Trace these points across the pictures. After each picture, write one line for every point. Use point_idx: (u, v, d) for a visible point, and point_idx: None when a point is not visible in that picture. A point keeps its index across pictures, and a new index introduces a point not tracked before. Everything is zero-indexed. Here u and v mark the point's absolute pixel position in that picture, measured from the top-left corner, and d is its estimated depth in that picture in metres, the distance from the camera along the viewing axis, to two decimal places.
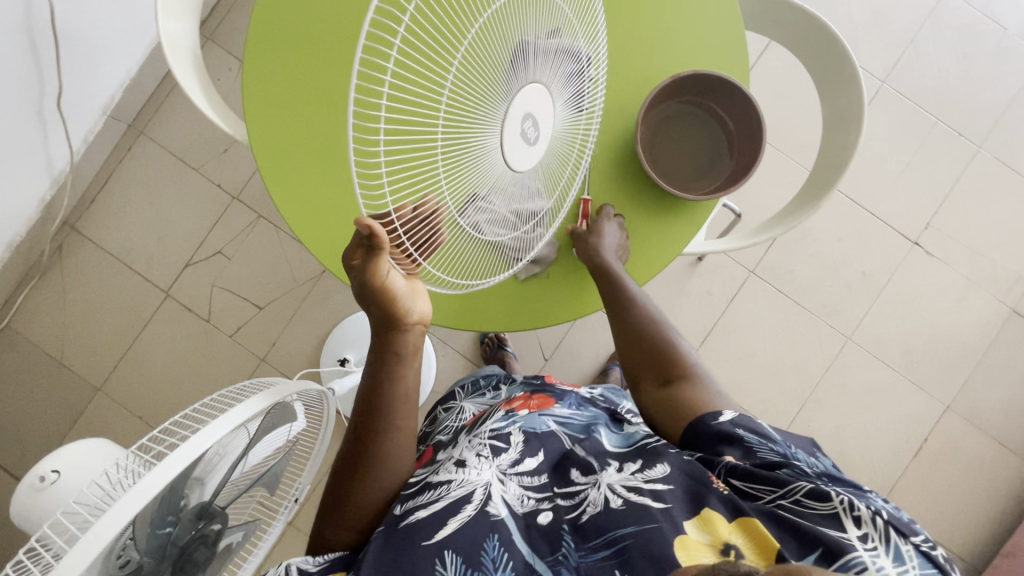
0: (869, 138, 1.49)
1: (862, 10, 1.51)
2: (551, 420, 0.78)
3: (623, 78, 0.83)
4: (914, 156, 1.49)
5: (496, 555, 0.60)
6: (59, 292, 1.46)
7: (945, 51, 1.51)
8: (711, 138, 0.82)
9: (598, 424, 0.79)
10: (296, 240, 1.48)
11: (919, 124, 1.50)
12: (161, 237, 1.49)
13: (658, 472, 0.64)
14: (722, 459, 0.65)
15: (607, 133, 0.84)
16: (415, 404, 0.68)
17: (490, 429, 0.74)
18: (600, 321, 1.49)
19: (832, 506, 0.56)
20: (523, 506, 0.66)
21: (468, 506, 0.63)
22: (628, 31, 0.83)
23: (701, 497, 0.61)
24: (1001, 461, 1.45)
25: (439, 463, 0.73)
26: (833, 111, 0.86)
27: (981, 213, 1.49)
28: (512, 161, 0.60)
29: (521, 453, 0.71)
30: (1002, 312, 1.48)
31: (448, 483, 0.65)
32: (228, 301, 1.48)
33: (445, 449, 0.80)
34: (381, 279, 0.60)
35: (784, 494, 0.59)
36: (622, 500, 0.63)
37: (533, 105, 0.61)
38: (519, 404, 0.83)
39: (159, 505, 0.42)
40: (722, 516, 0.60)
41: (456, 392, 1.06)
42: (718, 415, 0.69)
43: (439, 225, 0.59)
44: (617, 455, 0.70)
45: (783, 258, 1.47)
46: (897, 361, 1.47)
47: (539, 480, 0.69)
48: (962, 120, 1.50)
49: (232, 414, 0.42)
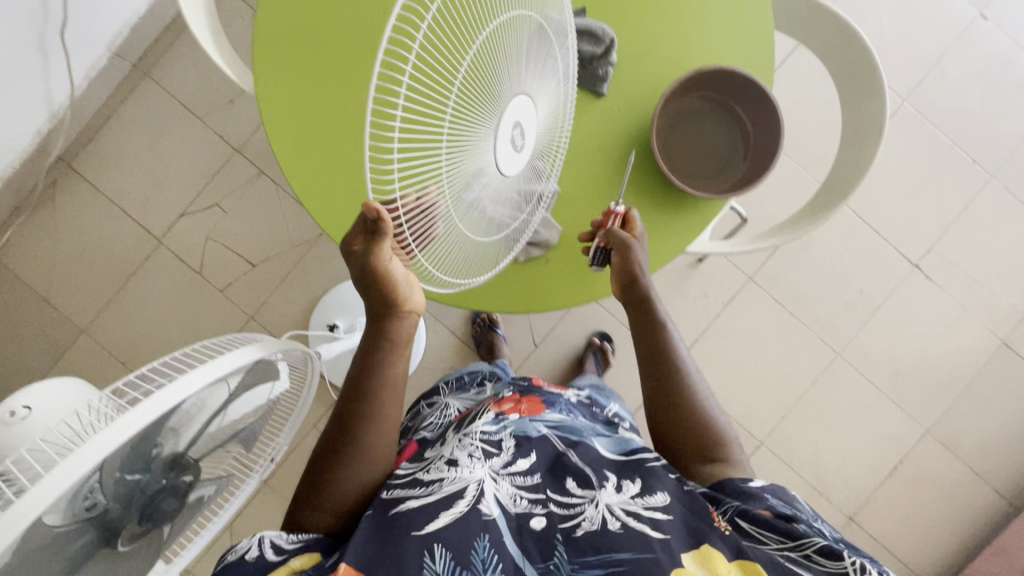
0: (882, 157, 1.48)
1: (892, 25, 1.49)
2: (541, 424, 0.78)
3: (644, 67, 0.82)
4: (926, 179, 1.48)
5: (486, 556, 0.58)
6: (50, 229, 1.44)
7: (970, 75, 1.49)
8: (730, 139, 0.81)
9: (590, 433, 0.78)
10: (296, 201, 1.45)
11: (935, 146, 1.48)
12: (158, 183, 1.46)
13: (659, 501, 0.62)
14: (731, 500, 0.62)
15: (620, 124, 0.82)
16: (401, 393, 0.70)
17: (482, 432, 0.74)
18: (593, 313, 1.49)
19: (842, 566, 0.53)
20: (516, 506, 0.65)
21: (461, 502, 0.63)
22: (652, 20, 0.82)
23: (700, 533, 0.59)
24: (973, 489, 1.47)
25: (430, 460, 0.73)
26: (852, 125, 0.84)
27: (984, 243, 1.49)
28: (503, 166, 0.60)
29: (513, 455, 0.71)
30: (993, 343, 1.48)
31: (439, 480, 0.66)
32: (222, 256, 1.46)
33: (434, 445, 0.80)
34: (383, 262, 0.61)
35: (794, 548, 0.56)
36: (620, 523, 0.61)
37: (522, 115, 0.61)
38: (509, 407, 0.82)
39: (130, 450, 0.41)
40: (722, 555, 0.57)
41: (441, 388, 1.06)
42: (750, 479, 0.65)
43: (437, 218, 0.57)
44: (614, 467, 0.70)
45: (783, 268, 1.47)
46: (883, 381, 1.47)
47: (531, 481, 0.68)
48: (978, 147, 1.49)
49: (212, 365, 0.41)
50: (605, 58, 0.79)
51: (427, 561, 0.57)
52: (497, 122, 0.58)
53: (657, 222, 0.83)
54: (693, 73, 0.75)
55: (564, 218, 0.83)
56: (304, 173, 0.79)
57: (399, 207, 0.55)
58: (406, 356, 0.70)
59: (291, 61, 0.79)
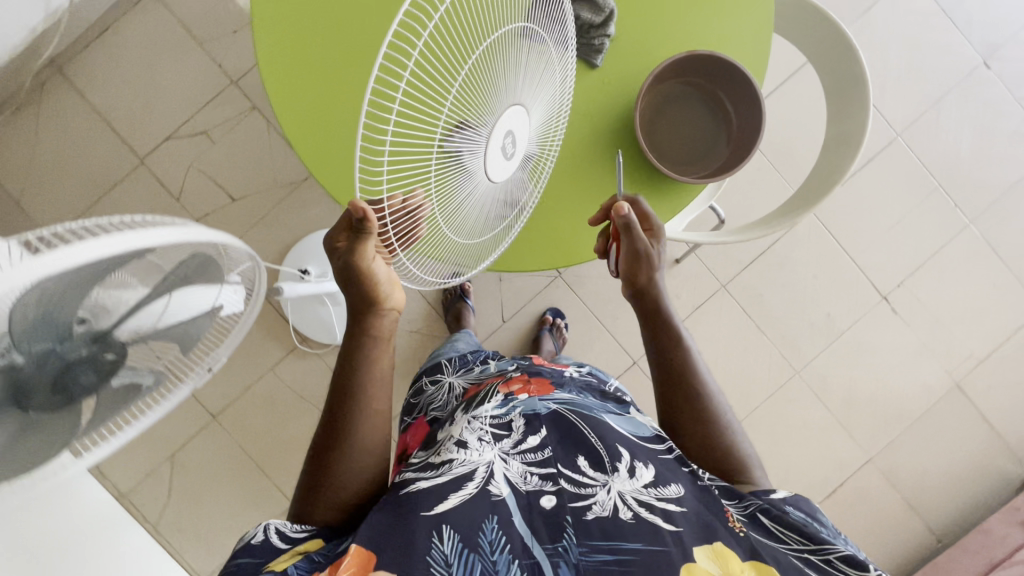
0: (869, 187, 1.50)
1: (898, 59, 1.51)
2: (552, 402, 0.76)
3: (647, 50, 0.82)
4: (906, 215, 1.51)
5: (493, 538, 0.58)
6: (32, 131, 1.41)
7: (965, 120, 1.52)
8: (711, 125, 0.82)
9: (603, 411, 0.76)
10: (285, 142, 1.44)
11: (920, 183, 1.51)
12: (148, 102, 1.44)
13: (673, 493, 0.62)
14: (754, 497, 0.62)
15: (607, 98, 0.83)
16: (390, 387, 0.68)
17: (491, 415, 0.73)
18: (566, 298, 1.50)
19: None
20: (526, 484, 0.64)
21: (469, 484, 0.62)
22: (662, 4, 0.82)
23: (713, 528, 0.58)
24: (905, 521, 1.50)
25: (440, 443, 0.74)
26: (835, 135, 0.86)
27: (953, 285, 1.52)
28: (489, 172, 0.63)
29: (524, 433, 0.71)
30: (947, 384, 1.52)
31: (449, 462, 0.65)
32: (203, 186, 1.44)
33: (445, 427, 0.80)
34: (366, 263, 0.62)
35: (816, 551, 0.56)
36: (632, 513, 0.60)
37: (515, 125, 0.63)
38: (518, 386, 0.81)
39: (33, 307, 0.40)
40: (738, 552, 0.55)
41: (444, 363, 1.06)
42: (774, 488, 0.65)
43: (421, 219, 0.60)
44: (629, 447, 0.68)
45: (757, 281, 1.49)
46: (835, 404, 1.50)
47: (541, 456, 0.68)
48: (961, 192, 1.52)
49: (130, 235, 0.40)
50: (603, 29, 0.79)
51: (435, 541, 0.56)
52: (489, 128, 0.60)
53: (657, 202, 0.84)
54: (673, 60, 0.76)
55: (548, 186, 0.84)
56: (332, 162, 0.83)
57: (387, 206, 0.56)
58: (393, 349, 0.69)
59: (298, 62, 0.83)
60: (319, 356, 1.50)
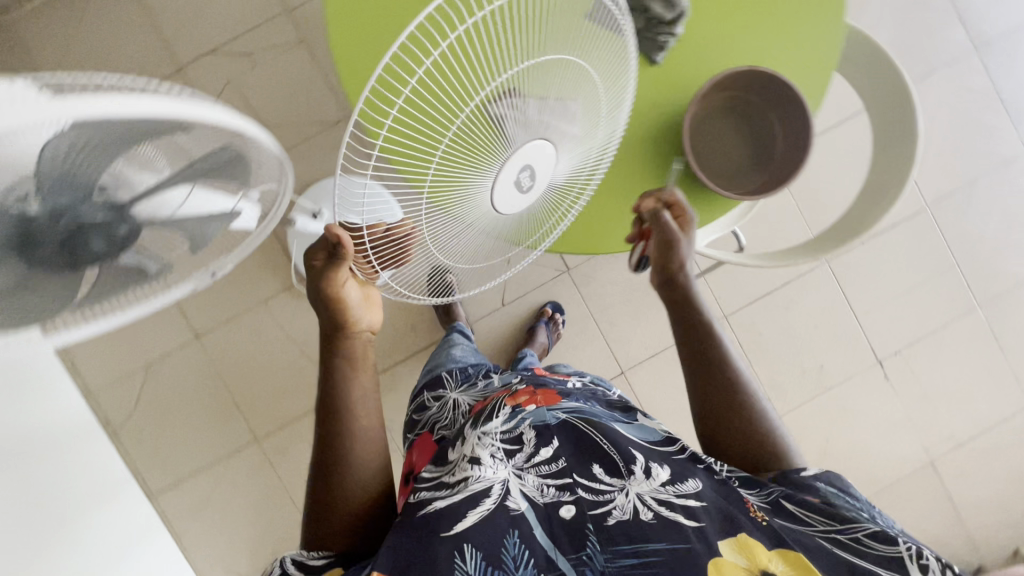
0: (888, 251, 1.51)
1: (944, 132, 1.51)
2: (560, 412, 0.78)
3: (711, 63, 0.81)
4: (918, 286, 1.51)
5: (517, 553, 0.62)
6: (79, 15, 1.40)
7: (995, 206, 1.52)
8: (756, 148, 0.82)
9: (611, 417, 0.78)
10: (326, 81, 1.43)
11: (938, 258, 1.51)
12: (199, 12, 1.42)
13: (691, 489, 0.64)
14: (776, 484, 0.64)
15: (663, 96, 0.82)
16: (374, 403, 0.73)
17: (501, 430, 0.76)
18: (569, 296, 1.50)
19: (896, 550, 0.53)
20: (544, 496, 0.69)
21: (488, 499, 0.66)
22: (736, 18, 0.81)
23: (734, 521, 0.60)
24: None
25: (452, 461, 0.76)
26: (876, 183, 0.86)
27: (949, 365, 1.52)
28: (497, 202, 0.68)
29: (535, 446, 0.74)
30: (921, 460, 1.52)
31: (464, 479, 0.69)
32: (235, 106, 1.43)
33: (454, 443, 0.81)
34: (337, 287, 0.70)
35: (843, 530, 0.57)
36: (653, 514, 0.63)
37: (532, 159, 0.66)
38: (525, 399, 0.81)
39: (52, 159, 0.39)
40: (763, 542, 0.58)
41: (445, 376, 1.11)
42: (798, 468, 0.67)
43: (407, 244, 0.68)
44: (642, 449, 0.71)
45: (759, 319, 1.49)
46: (809, 457, 1.50)
47: (555, 466, 0.72)
48: (976, 275, 1.52)
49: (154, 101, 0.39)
50: (671, 27, 0.78)
51: (458, 560, 0.59)
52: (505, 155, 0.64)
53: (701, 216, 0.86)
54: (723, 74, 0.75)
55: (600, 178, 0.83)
56: None
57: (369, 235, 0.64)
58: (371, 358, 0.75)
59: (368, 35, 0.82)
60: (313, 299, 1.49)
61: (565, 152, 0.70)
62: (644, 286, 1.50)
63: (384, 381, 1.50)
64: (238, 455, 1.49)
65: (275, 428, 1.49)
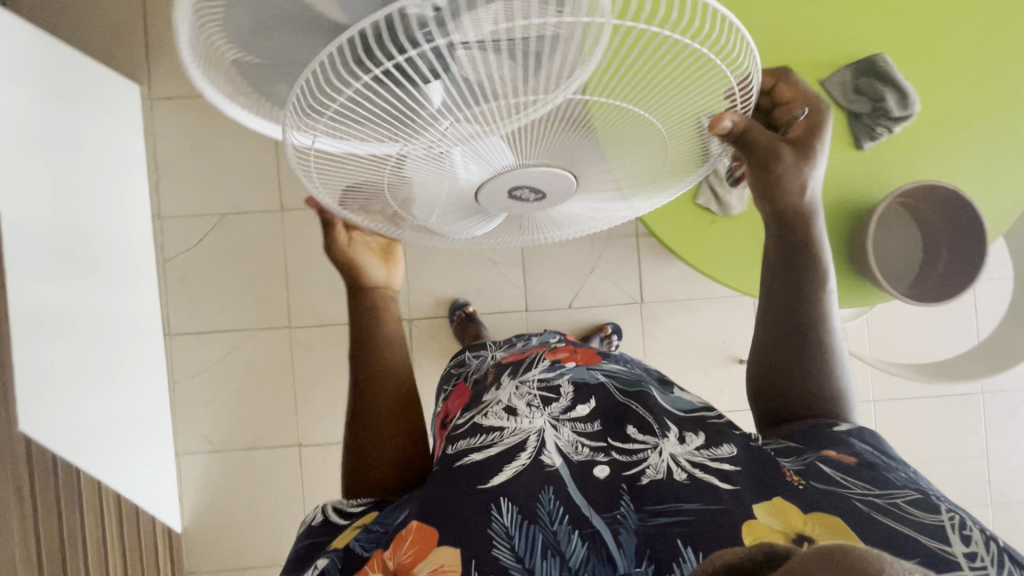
0: (930, 416, 1.54)
1: None
2: (600, 371, 0.84)
3: (894, 160, 0.86)
4: (943, 460, 1.54)
5: (552, 508, 0.63)
6: None
7: None
8: (915, 259, 0.92)
9: (647, 381, 0.83)
10: None
11: (971, 442, 1.55)
12: None
13: (726, 454, 0.65)
14: (816, 453, 0.64)
15: (840, 174, 0.86)
16: (390, 357, 0.82)
17: (539, 380, 0.83)
18: (631, 327, 1.52)
19: (939, 518, 0.53)
20: (577, 452, 0.69)
21: (523, 454, 0.69)
22: (933, 133, 0.86)
23: (773, 487, 0.60)
24: None
25: (486, 404, 0.83)
26: None
27: None
28: (484, 190, 0.63)
29: (573, 401, 0.77)
30: None
31: (501, 430, 0.73)
32: None
33: (489, 389, 0.89)
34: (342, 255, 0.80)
35: (882, 495, 0.57)
36: (686, 473, 0.64)
37: (541, 176, 0.62)
38: (566, 355, 0.91)
39: None
40: (798, 506, 0.57)
41: (488, 344, 1.16)
42: (834, 423, 0.68)
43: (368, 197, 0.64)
44: (677, 419, 0.73)
45: None
46: None
47: (591, 427, 0.72)
48: (999, 474, 1.55)
49: None
50: (892, 123, 0.83)
51: (494, 512, 0.62)
52: (528, 165, 0.60)
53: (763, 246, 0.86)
54: (916, 183, 0.81)
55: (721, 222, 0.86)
56: None
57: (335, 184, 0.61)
58: (394, 311, 0.85)
59: None
60: None
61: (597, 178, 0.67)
62: (703, 348, 1.53)
63: (430, 328, 1.51)
64: (265, 334, 1.49)
65: (310, 324, 1.50)
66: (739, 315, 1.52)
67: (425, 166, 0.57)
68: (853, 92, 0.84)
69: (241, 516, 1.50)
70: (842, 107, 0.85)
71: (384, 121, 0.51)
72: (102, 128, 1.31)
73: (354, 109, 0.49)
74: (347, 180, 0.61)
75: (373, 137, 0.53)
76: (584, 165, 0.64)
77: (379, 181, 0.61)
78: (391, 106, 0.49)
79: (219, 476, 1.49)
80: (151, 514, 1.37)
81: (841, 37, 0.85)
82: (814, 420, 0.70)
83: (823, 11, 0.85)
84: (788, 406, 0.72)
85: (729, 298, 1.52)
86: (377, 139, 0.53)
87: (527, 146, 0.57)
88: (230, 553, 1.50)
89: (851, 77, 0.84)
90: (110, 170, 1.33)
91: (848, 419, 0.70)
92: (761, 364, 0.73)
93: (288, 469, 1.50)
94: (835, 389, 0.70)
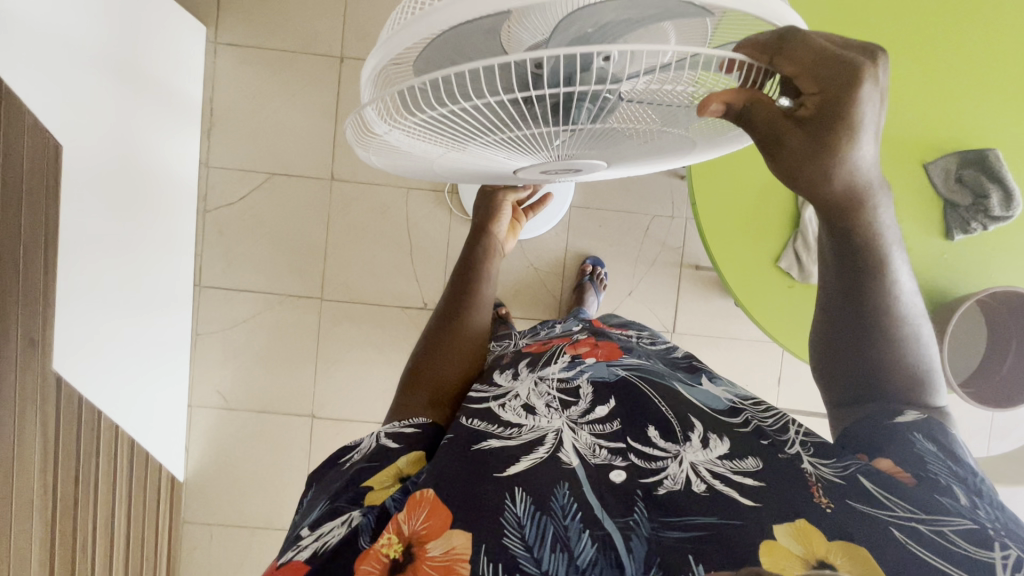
0: None
1: None
2: (620, 367, 0.74)
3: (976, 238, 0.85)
4: None
5: (565, 503, 0.54)
6: None
7: None
8: (978, 357, 0.92)
9: (672, 378, 0.75)
10: None
11: None
12: None
13: (751, 467, 0.57)
14: (857, 459, 0.54)
15: (924, 247, 0.85)
16: (475, 325, 0.83)
17: (557, 378, 0.73)
18: None
19: (990, 556, 0.43)
20: (595, 455, 0.60)
21: (540, 448, 0.60)
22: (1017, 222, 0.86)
23: (796, 506, 0.51)
24: None
25: (502, 391, 0.73)
26: None
27: None
28: (522, 168, 0.65)
29: (591, 403, 0.67)
30: None
31: (519, 425, 0.64)
32: None
33: (500, 373, 0.79)
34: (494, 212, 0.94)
35: (927, 521, 0.47)
36: (706, 486, 0.55)
37: (580, 167, 0.63)
38: (586, 350, 0.81)
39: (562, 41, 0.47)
40: (821, 529, 0.48)
41: (513, 333, 1.11)
42: (896, 412, 0.56)
43: (403, 162, 0.65)
44: (703, 419, 0.64)
45: None
46: None
47: (610, 428, 0.64)
48: None
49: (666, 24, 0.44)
50: (988, 221, 0.83)
51: (506, 502, 0.54)
52: (567, 157, 0.60)
53: (804, 304, 0.86)
54: (1001, 288, 0.80)
55: (784, 287, 0.87)
56: (714, 181, 0.85)
57: (366, 145, 0.60)
58: (496, 265, 0.90)
59: None
60: (449, 213, 1.48)
61: (617, 158, 0.65)
62: None
63: None
64: (295, 300, 1.48)
65: (342, 298, 1.48)
66: (762, 360, 1.53)
67: (486, 151, 0.58)
68: (954, 180, 0.83)
69: (245, 475, 1.51)
70: (942, 196, 0.84)
71: (469, 120, 0.50)
72: (169, 67, 1.27)
73: (441, 115, 0.50)
74: (396, 151, 0.61)
75: (451, 131, 0.53)
76: (607, 153, 0.63)
77: (431, 154, 0.61)
78: (482, 111, 0.48)
79: (229, 432, 1.50)
80: (158, 462, 1.37)
81: (950, 120, 0.83)
82: (880, 405, 0.57)
83: (938, 90, 0.83)
84: (856, 392, 0.59)
85: (759, 343, 1.53)
86: (452, 129, 0.52)
87: (583, 147, 0.58)
88: (227, 509, 1.51)
89: (955, 166, 0.83)
90: (171, 114, 1.30)
91: (919, 406, 0.57)
92: (823, 343, 0.61)
93: (298, 436, 1.50)
94: (904, 375, 0.57)
